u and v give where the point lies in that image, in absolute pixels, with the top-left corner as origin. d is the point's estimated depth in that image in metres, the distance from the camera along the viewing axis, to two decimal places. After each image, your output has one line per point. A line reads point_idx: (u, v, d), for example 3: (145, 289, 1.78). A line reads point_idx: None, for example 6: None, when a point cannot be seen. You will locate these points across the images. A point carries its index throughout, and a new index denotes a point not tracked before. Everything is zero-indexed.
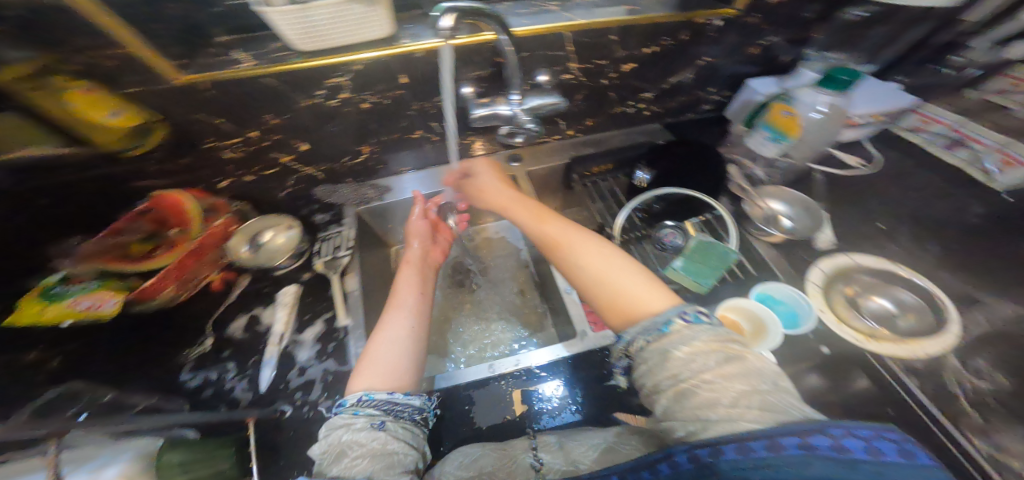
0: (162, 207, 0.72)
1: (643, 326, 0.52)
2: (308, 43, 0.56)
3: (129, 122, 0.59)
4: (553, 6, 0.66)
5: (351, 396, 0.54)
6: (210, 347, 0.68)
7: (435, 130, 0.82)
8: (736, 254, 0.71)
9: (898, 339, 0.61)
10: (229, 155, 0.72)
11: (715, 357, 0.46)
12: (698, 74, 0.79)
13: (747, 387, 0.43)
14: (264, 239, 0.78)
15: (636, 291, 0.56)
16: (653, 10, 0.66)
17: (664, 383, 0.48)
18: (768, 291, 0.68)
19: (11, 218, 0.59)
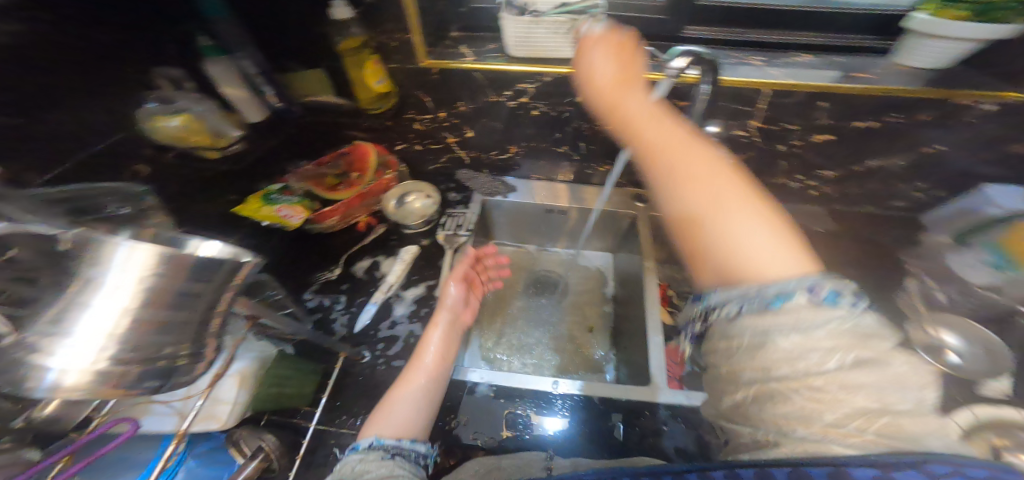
0: (355, 154, 0.84)
1: (743, 293, 0.33)
2: (521, 50, 0.65)
3: (386, 90, 0.72)
4: (756, 61, 0.65)
5: (362, 441, 0.49)
6: (334, 278, 0.78)
7: (581, 150, 0.84)
8: None
9: None
10: (417, 127, 0.83)
11: (840, 356, 0.28)
12: (912, 163, 0.70)
13: (872, 401, 0.27)
14: (408, 200, 0.89)
15: (768, 232, 0.35)
16: (887, 80, 0.61)
17: (744, 374, 0.33)
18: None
19: (267, 136, 0.75)
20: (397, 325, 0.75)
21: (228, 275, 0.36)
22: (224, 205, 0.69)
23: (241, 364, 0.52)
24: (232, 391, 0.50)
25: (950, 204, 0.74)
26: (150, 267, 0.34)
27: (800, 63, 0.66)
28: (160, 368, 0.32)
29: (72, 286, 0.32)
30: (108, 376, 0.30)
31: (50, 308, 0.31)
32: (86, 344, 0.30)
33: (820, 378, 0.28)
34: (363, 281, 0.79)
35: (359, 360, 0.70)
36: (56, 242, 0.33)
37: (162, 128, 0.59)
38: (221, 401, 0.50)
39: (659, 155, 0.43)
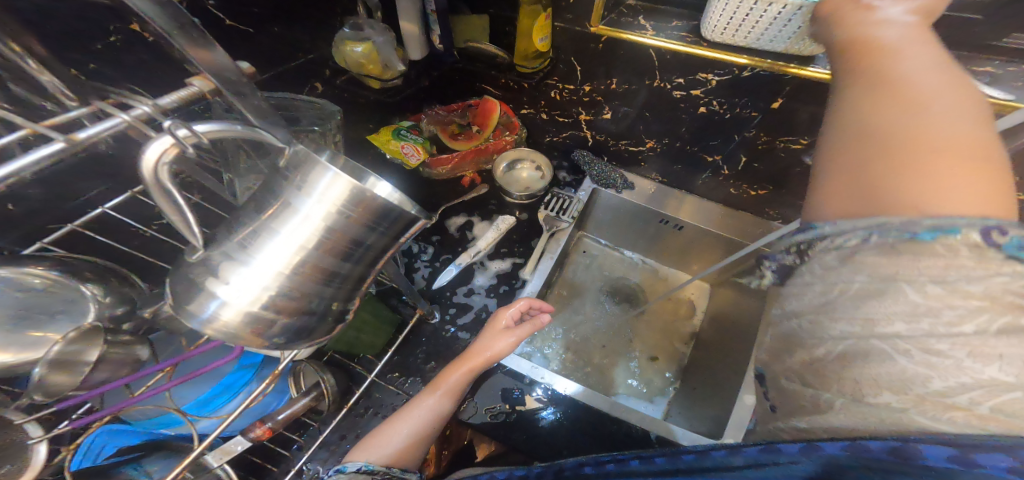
0: (482, 108, 0.80)
1: (883, 227, 0.25)
2: (720, 35, 0.54)
3: (544, 49, 0.66)
4: None
5: (351, 463, 0.47)
6: (428, 227, 0.78)
7: (734, 164, 0.71)
8: None
9: None
10: (552, 95, 0.76)
11: (976, 318, 0.22)
12: None
13: (1005, 377, 0.21)
14: (517, 168, 0.85)
15: (949, 170, 0.25)
16: None
17: (837, 326, 0.26)
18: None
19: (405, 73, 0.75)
20: (474, 294, 0.74)
21: (395, 232, 0.33)
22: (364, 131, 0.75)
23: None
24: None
25: None
26: (339, 205, 0.28)
27: None
28: (303, 322, 0.30)
29: (269, 208, 0.28)
30: (260, 321, 0.28)
31: (242, 228, 0.28)
32: (256, 277, 0.27)
33: (946, 341, 0.22)
34: (454, 239, 0.78)
35: (430, 319, 0.70)
36: (281, 156, 0.29)
37: (349, 51, 0.66)
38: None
39: (884, 78, 0.30)
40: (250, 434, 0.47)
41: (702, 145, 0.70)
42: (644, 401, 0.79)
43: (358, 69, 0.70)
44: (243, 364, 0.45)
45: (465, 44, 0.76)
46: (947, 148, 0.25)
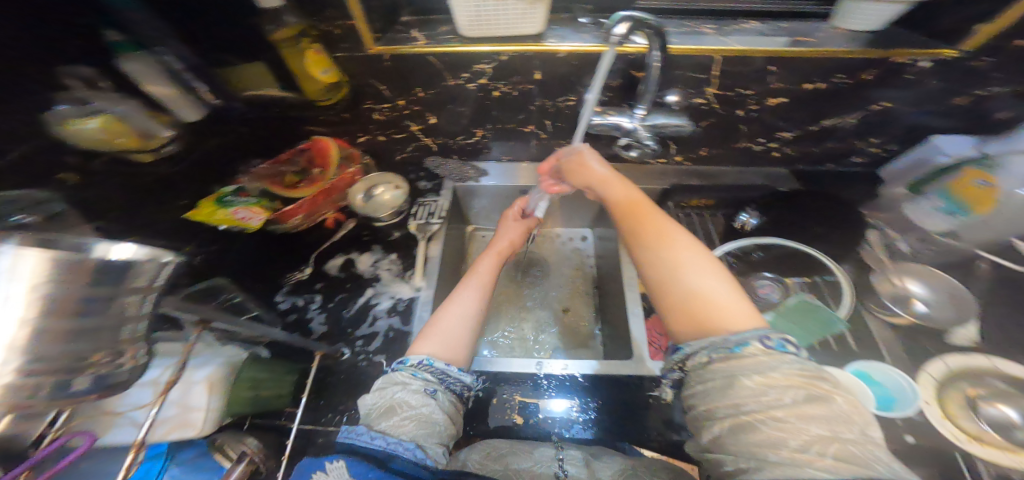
0: (315, 149, 0.82)
1: (713, 342, 0.45)
2: (474, 29, 0.63)
3: (332, 81, 0.71)
4: (708, 29, 0.64)
5: (414, 356, 0.54)
6: (306, 276, 0.76)
7: (548, 128, 0.83)
8: (843, 325, 0.62)
9: (1008, 448, 0.52)
10: (377, 117, 0.80)
11: (794, 393, 0.38)
12: (862, 121, 0.70)
13: (825, 432, 0.35)
14: (376, 192, 0.87)
15: (723, 304, 0.48)
16: (830, 44, 0.61)
17: (720, 411, 0.41)
18: (866, 367, 0.60)
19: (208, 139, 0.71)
20: (376, 321, 0.73)
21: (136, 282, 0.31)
22: (177, 210, 0.65)
23: (208, 371, 0.50)
24: (205, 399, 0.49)
25: (904, 156, 0.75)
26: (44, 277, 0.26)
27: (751, 29, 0.65)
28: (69, 378, 0.27)
29: None
30: (27, 388, 0.25)
31: None
32: None
33: (782, 411, 0.37)
34: (339, 279, 0.77)
35: (339, 356, 0.69)
36: None
37: (78, 131, 0.54)
38: (193, 408, 0.48)
39: (642, 220, 0.59)
40: None
41: (515, 119, 0.81)
42: (568, 346, 0.89)
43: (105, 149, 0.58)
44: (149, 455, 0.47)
45: (254, 92, 0.74)
46: (705, 291, 0.49)
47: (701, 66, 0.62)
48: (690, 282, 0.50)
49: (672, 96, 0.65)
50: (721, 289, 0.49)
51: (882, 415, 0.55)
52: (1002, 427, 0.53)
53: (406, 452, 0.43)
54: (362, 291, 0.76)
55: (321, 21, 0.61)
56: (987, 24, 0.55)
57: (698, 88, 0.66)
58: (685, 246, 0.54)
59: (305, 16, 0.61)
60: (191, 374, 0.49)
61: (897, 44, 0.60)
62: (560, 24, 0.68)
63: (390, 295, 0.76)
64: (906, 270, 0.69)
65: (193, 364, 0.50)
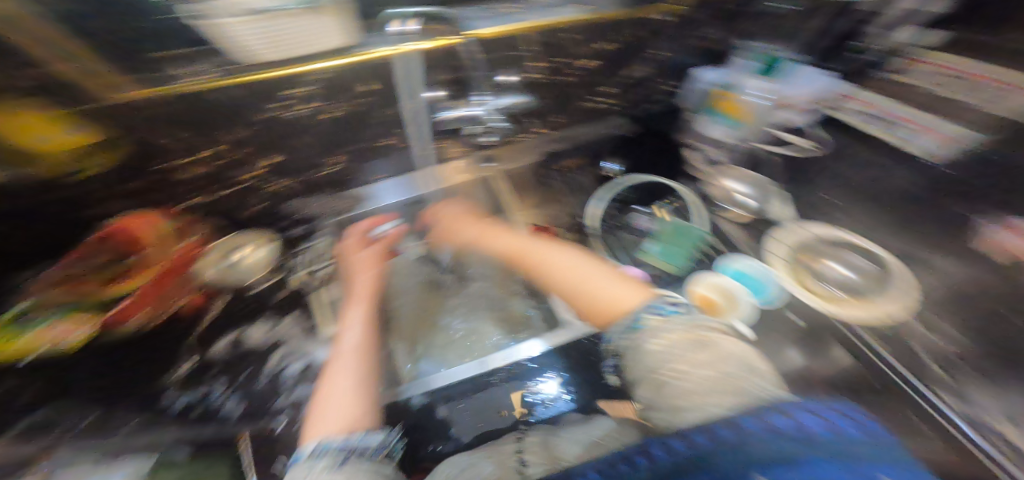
0: (121, 233, 0.68)
1: (618, 330, 0.47)
2: (272, 50, 0.54)
3: (79, 142, 0.56)
4: (511, 10, 0.69)
5: (305, 449, 0.44)
6: (195, 368, 0.67)
7: (404, 136, 0.80)
8: (709, 236, 0.76)
9: (861, 302, 0.60)
10: (190, 172, 0.69)
11: (685, 346, 0.41)
12: (660, 67, 0.81)
13: (714, 373, 0.38)
14: (235, 257, 0.78)
15: (615, 290, 0.53)
16: (606, 5, 0.70)
17: (637, 376, 0.43)
18: (734, 264, 0.69)
19: None
20: (289, 390, 0.67)
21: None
22: None
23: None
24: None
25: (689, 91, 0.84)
26: None
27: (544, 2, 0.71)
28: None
29: None
30: None
31: None
32: None
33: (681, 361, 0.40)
34: (235, 358, 0.69)
35: (272, 429, 0.62)
36: None
37: None
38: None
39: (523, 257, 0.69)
40: None
41: (367, 135, 0.77)
42: None
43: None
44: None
45: None
46: (602, 293, 0.53)
47: (514, 44, 0.66)
48: (594, 292, 0.54)
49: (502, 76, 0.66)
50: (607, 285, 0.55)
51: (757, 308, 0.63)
52: (842, 282, 0.63)
53: None
54: (267, 360, 0.70)
55: (49, 92, 0.52)
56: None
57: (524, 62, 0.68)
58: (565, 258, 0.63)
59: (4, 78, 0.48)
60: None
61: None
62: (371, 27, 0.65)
63: (300, 356, 0.70)
64: (739, 174, 0.79)
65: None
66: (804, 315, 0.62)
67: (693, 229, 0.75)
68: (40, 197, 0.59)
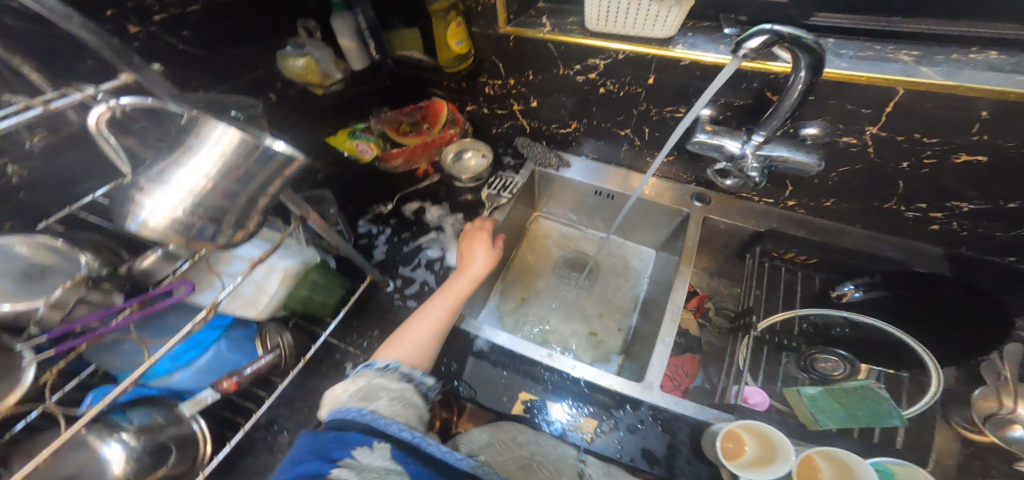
0: (429, 109, 0.90)
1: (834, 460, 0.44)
2: (601, 25, 0.65)
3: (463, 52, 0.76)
4: (906, 57, 0.56)
5: (381, 360, 0.51)
6: (385, 212, 0.85)
7: (645, 136, 0.80)
8: (899, 423, 0.54)
9: None
10: (487, 90, 0.86)
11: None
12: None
13: None
14: (463, 157, 0.92)
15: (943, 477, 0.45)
16: None
17: None
18: (893, 466, 0.48)
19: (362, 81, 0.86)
20: (418, 267, 0.80)
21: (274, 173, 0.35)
22: (321, 134, 0.81)
23: (287, 264, 0.57)
24: (275, 288, 0.56)
25: None
26: (227, 149, 0.34)
27: (964, 65, 0.54)
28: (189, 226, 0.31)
29: (182, 150, 0.33)
30: (186, 227, 0.31)
31: (162, 163, 0.33)
32: (172, 192, 0.31)
33: None
34: (410, 220, 0.86)
35: (386, 287, 0.77)
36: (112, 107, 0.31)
37: (291, 66, 0.68)
38: (264, 292, 0.55)
39: None
40: (217, 388, 0.50)
41: (613, 120, 0.80)
42: (594, 357, 0.82)
43: (300, 82, 0.72)
44: (212, 325, 0.53)
45: (405, 54, 0.85)
46: None
47: (856, 102, 0.56)
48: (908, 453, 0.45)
49: (812, 128, 0.61)
50: None
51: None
52: None
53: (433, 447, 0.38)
54: (422, 235, 0.83)
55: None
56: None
57: (850, 126, 0.60)
58: None
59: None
60: (277, 262, 0.56)
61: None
62: (696, 32, 0.66)
63: (441, 248, 0.82)
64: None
65: (281, 253, 0.58)
66: None
67: (887, 403, 0.56)
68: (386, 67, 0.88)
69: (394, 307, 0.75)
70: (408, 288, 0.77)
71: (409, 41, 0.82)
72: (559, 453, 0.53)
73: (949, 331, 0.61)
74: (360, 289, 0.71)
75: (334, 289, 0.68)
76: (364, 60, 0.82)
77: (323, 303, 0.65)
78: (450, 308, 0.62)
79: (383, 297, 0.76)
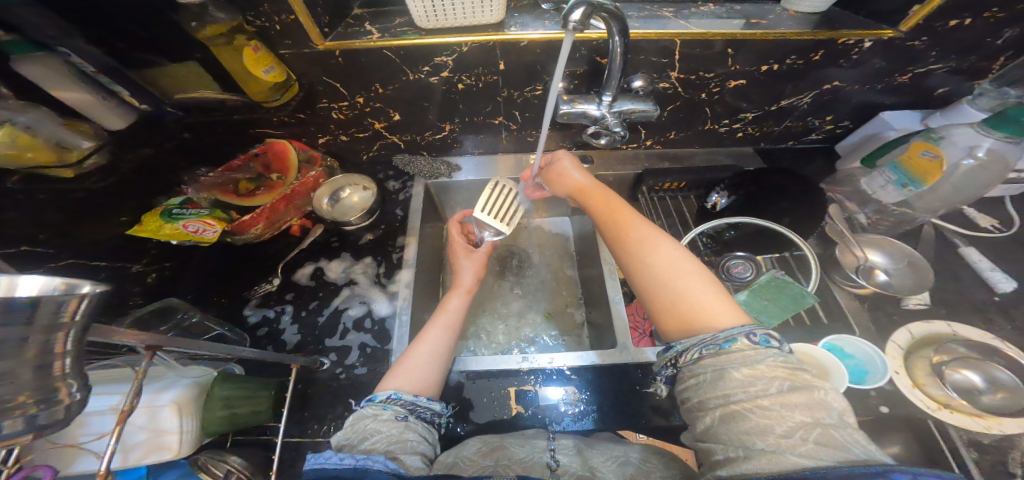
0: (270, 153, 0.77)
1: (701, 340, 0.42)
2: (429, 21, 0.61)
3: (276, 79, 0.65)
4: (667, 13, 0.66)
5: (382, 392, 0.51)
6: (275, 288, 0.72)
7: (517, 119, 0.81)
8: (813, 300, 0.62)
9: (975, 411, 0.52)
10: (336, 116, 0.77)
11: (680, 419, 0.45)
12: (816, 99, 0.75)
13: (808, 418, 0.33)
14: (343, 195, 0.82)
15: (684, 285, 0.47)
16: (783, 25, 0.63)
17: (711, 402, 0.39)
18: (837, 341, 0.60)
19: (162, 146, 0.69)
20: (347, 333, 0.68)
21: (52, 315, 0.25)
22: (119, 227, 0.62)
23: (175, 393, 0.45)
24: (176, 421, 0.44)
25: (856, 132, 0.82)
26: None
27: (707, 12, 0.67)
28: None
29: None
30: None
31: None
32: None
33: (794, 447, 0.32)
34: (311, 286, 0.73)
35: (320, 367, 0.64)
36: None
37: None
38: (165, 431, 0.44)
39: (641, 247, 0.53)
40: None
41: (482, 113, 0.78)
42: (559, 339, 0.82)
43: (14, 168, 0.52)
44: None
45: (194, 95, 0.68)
46: (647, 268, 0.51)
47: (660, 52, 0.64)
48: (681, 286, 0.47)
49: (637, 81, 0.68)
50: (705, 291, 0.46)
51: (855, 388, 0.56)
52: (967, 390, 0.54)
53: (376, 464, 0.40)
54: (336, 296, 0.72)
55: (258, 18, 0.57)
56: (920, 6, 0.58)
57: (662, 74, 0.68)
58: (669, 268, 0.49)
59: (235, 13, 0.56)
60: (156, 397, 0.44)
61: (846, 24, 0.63)
62: (522, 12, 0.67)
63: (363, 301, 0.72)
64: (868, 242, 0.71)
65: (155, 388, 0.45)
66: (898, 408, 0.55)
67: (798, 288, 0.63)
68: (182, 120, 0.70)
69: (342, 385, 0.62)
70: (348, 358, 0.65)
71: (189, 81, 0.66)
72: (527, 452, 0.50)
73: (796, 203, 0.73)
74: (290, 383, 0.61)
75: (254, 396, 0.56)
76: (127, 117, 0.64)
77: (250, 413, 0.55)
78: (450, 335, 0.62)
79: (322, 379, 0.63)
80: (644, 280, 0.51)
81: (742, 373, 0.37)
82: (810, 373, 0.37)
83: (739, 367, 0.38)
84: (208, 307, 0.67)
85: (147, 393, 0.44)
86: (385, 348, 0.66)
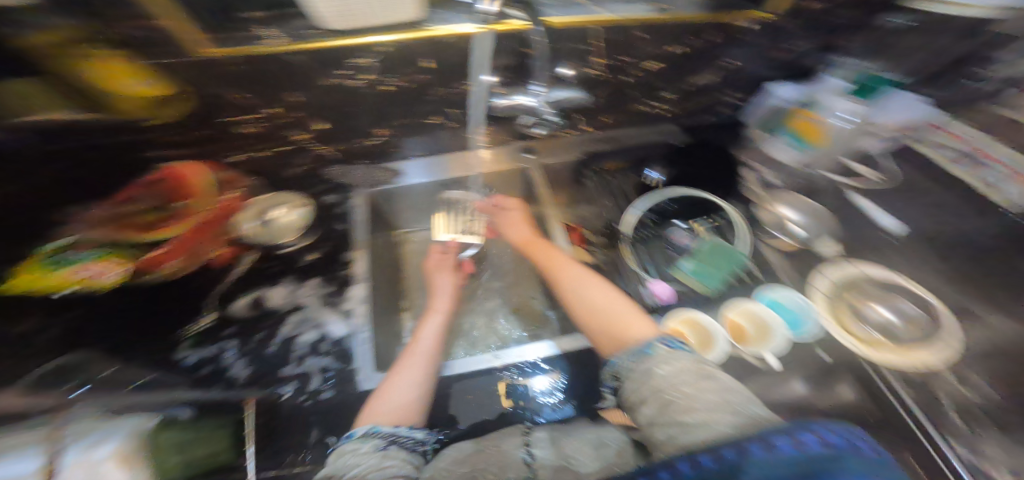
0: (171, 179, 0.70)
1: (629, 351, 0.51)
2: (341, 21, 0.56)
3: (155, 93, 0.60)
4: None
5: (360, 427, 0.51)
6: (211, 325, 0.65)
7: (453, 117, 0.79)
8: (747, 258, 0.71)
9: (894, 345, 0.59)
10: (247, 130, 0.71)
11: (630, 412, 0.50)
12: (724, 76, 0.81)
13: (719, 400, 0.40)
14: (271, 215, 0.75)
15: (608, 310, 0.58)
16: (685, 7, 0.67)
17: (647, 396, 0.45)
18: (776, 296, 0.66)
19: (40, 183, 0.59)
20: (303, 360, 0.64)
21: None
22: None
23: (112, 445, 0.41)
24: (122, 472, 0.40)
25: (752, 105, 0.88)
26: None
27: None
28: None
29: None
30: None
31: None
32: None
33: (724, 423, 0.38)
34: (254, 318, 0.68)
35: (282, 397, 0.60)
36: None
37: None
38: None
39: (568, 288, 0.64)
40: None
41: (415, 113, 0.76)
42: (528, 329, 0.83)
43: None
44: None
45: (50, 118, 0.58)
46: (577, 304, 0.61)
47: (579, 41, 0.66)
48: (605, 313, 0.57)
49: (564, 68, 0.70)
50: (625, 313, 0.57)
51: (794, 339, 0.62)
52: (883, 326, 0.62)
53: None
54: (283, 324, 0.67)
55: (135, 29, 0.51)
56: None
57: (586, 60, 0.70)
58: (595, 299, 0.60)
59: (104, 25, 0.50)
60: (90, 453, 0.40)
61: None
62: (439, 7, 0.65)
63: (316, 325, 0.68)
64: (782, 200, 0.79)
65: (82, 446, 0.41)
66: (828, 347, 0.62)
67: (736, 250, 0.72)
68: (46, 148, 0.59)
69: (306, 414, 0.59)
70: (311, 384, 0.61)
71: (31, 100, 0.56)
72: (505, 450, 0.51)
73: None
74: (251, 418, 0.56)
75: (207, 437, 0.51)
76: None
77: (211, 455, 0.50)
78: (426, 362, 0.59)
79: (283, 409, 0.59)
80: (578, 312, 0.60)
81: (664, 370, 0.46)
82: (711, 365, 0.46)
83: (660, 365, 0.47)
84: (129, 355, 0.59)
85: (75, 452, 0.40)
86: (350, 367, 0.63)
